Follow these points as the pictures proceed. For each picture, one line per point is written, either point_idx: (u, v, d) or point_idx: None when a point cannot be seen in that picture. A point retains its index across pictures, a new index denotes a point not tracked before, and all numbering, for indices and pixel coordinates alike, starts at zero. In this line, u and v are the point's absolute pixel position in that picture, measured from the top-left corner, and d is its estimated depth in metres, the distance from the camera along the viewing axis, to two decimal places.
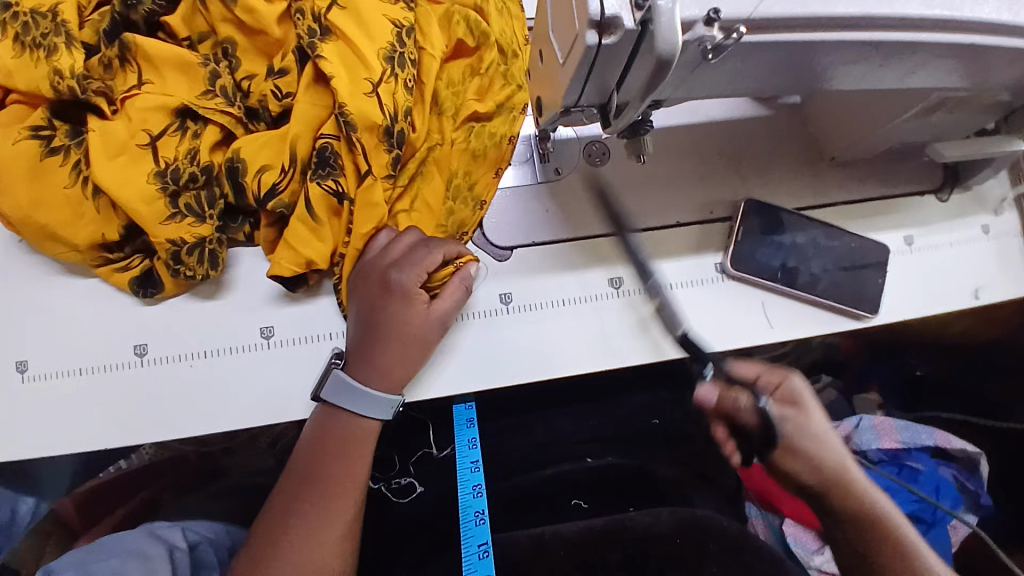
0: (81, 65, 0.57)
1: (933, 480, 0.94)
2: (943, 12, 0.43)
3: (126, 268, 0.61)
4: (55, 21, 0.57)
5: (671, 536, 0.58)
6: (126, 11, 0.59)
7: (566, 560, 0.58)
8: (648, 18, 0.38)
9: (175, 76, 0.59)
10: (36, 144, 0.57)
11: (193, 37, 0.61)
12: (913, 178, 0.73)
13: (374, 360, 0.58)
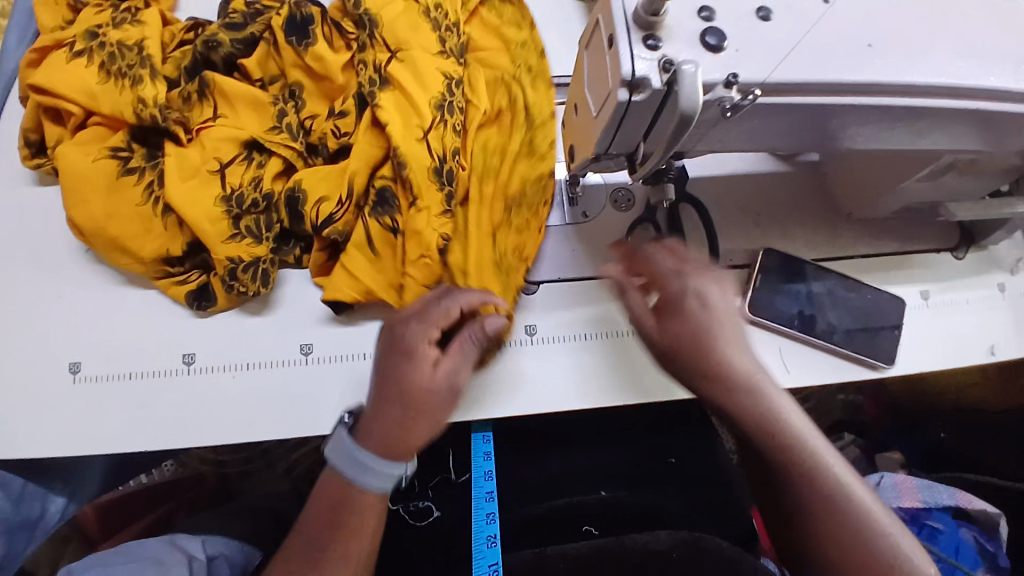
0: (162, 95, 0.65)
1: (953, 541, 0.93)
2: (947, 80, 0.47)
3: (184, 282, 0.66)
4: (141, 54, 0.66)
5: (668, 551, 0.61)
6: (207, 52, 0.67)
7: (566, 572, 0.61)
8: (673, 79, 0.42)
9: (250, 112, 0.67)
10: (115, 163, 0.64)
11: (265, 78, 0.68)
12: (928, 236, 0.76)
13: (379, 425, 0.53)
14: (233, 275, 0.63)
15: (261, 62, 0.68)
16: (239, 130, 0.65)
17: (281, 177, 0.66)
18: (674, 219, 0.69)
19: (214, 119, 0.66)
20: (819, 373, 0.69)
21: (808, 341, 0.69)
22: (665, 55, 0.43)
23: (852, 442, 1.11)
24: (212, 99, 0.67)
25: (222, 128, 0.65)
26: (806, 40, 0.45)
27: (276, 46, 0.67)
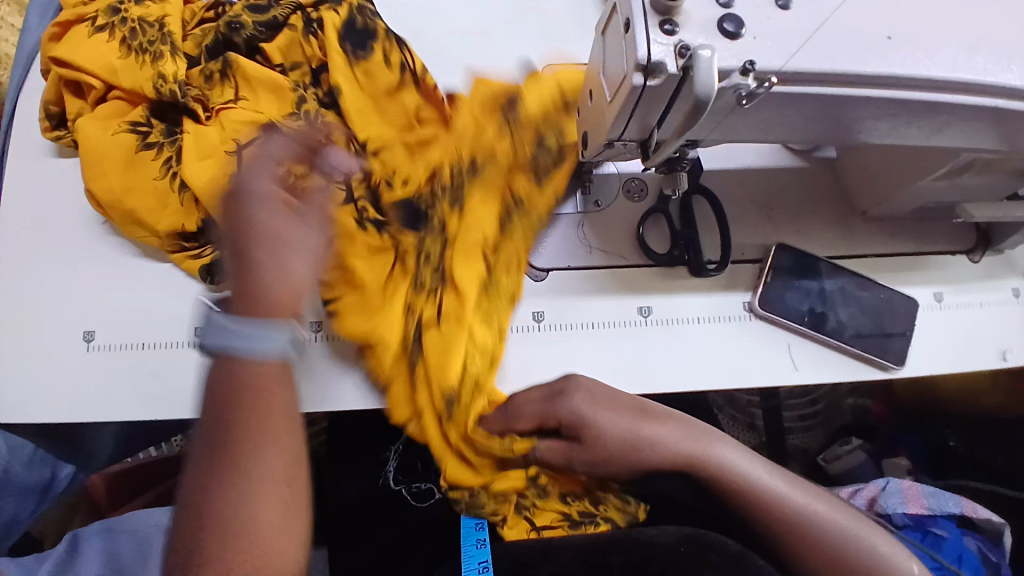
0: (183, 73, 0.66)
1: (956, 548, 0.92)
2: (966, 75, 0.47)
3: (198, 257, 0.67)
4: (162, 31, 0.67)
5: (675, 546, 0.60)
6: (230, 34, 0.68)
7: (571, 563, 0.60)
8: (689, 64, 0.42)
9: (268, 96, 0.67)
10: (134, 138, 0.66)
11: (285, 64, 0.68)
12: (944, 237, 0.75)
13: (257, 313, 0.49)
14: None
15: (285, 45, 0.68)
16: (257, 114, 0.66)
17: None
18: (686, 213, 0.70)
19: (234, 100, 0.66)
20: (827, 371, 0.69)
21: (818, 339, 0.69)
22: (681, 40, 0.43)
23: (859, 445, 1.10)
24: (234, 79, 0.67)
25: (243, 110, 0.65)
26: (824, 29, 0.45)
27: (307, 35, 0.67)
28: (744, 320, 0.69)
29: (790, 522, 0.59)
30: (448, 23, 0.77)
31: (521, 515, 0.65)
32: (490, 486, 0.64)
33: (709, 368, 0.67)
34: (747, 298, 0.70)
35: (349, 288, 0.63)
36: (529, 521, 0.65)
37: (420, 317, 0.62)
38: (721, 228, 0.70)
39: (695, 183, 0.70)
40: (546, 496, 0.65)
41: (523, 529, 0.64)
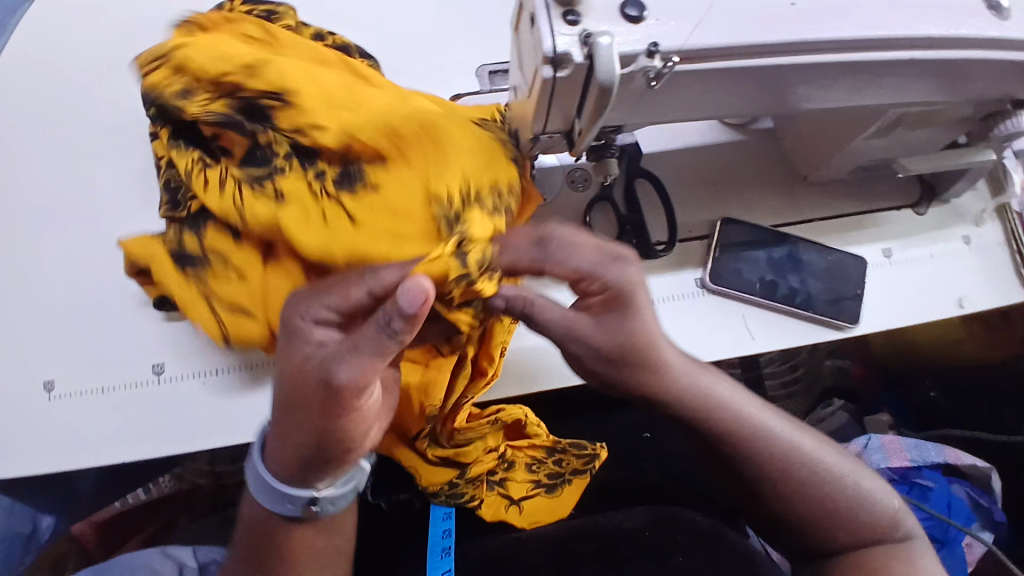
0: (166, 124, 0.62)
1: (944, 497, 0.93)
2: (879, 33, 0.47)
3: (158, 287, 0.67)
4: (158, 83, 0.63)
5: (642, 529, 0.63)
6: None
7: (545, 557, 0.62)
8: (593, 53, 0.43)
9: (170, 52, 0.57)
10: None
11: None
12: (888, 194, 0.76)
13: (291, 444, 0.50)
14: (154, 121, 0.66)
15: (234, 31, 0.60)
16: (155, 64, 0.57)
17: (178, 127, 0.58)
18: (631, 197, 0.71)
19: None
20: (784, 337, 0.70)
21: (773, 307, 0.70)
22: (584, 29, 0.44)
23: (842, 407, 1.10)
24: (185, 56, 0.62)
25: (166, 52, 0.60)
26: (725, 3, 0.46)
27: None
28: (697, 296, 0.70)
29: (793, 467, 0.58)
30: (378, 36, 0.78)
31: (493, 492, 0.65)
32: (467, 473, 0.63)
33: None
34: (698, 274, 0.71)
35: None
36: (504, 494, 0.65)
37: None
38: (666, 210, 0.70)
39: (634, 168, 0.71)
40: (504, 468, 0.66)
41: (496, 502, 0.65)
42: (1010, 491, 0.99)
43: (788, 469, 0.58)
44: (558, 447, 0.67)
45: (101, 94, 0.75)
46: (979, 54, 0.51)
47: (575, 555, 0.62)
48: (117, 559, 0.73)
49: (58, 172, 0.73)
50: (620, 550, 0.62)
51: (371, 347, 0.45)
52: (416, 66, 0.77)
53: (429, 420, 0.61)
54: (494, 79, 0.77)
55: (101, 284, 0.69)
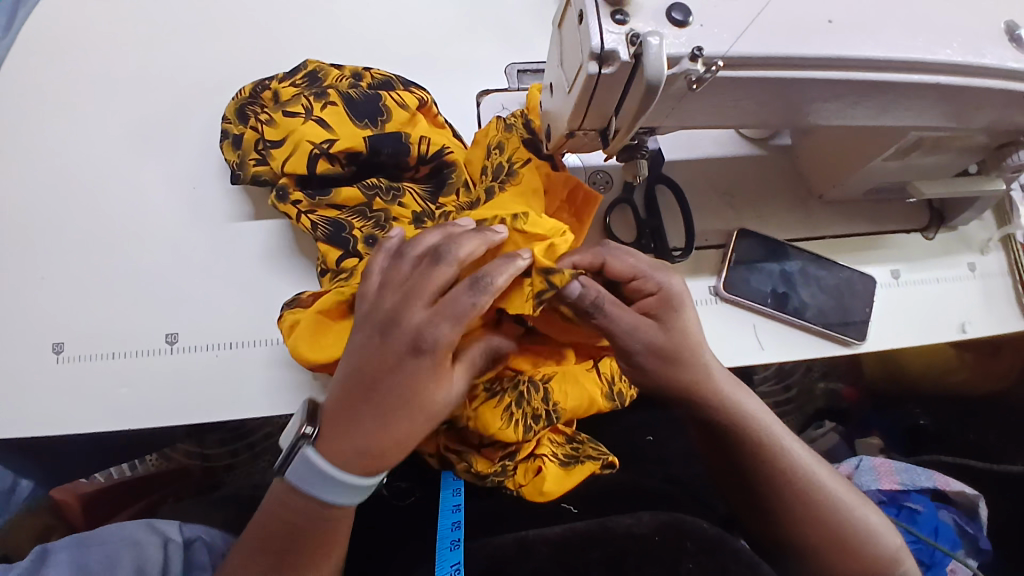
0: (285, 125, 0.62)
1: (931, 521, 0.94)
2: (910, 54, 0.49)
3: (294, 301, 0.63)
4: (294, 95, 0.64)
5: (650, 535, 0.64)
6: (350, 102, 0.64)
7: (549, 558, 0.62)
8: (640, 52, 0.44)
9: (346, 117, 0.63)
10: (250, 179, 0.65)
11: (393, 121, 0.64)
12: (898, 218, 0.78)
13: (350, 439, 0.50)
14: (277, 176, 0.64)
15: (381, 100, 0.64)
16: (328, 131, 0.62)
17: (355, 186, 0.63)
18: (650, 202, 0.72)
19: (307, 117, 0.62)
20: (793, 350, 0.71)
21: (782, 319, 0.71)
22: (632, 29, 0.45)
23: (833, 428, 1.11)
24: (329, 105, 0.63)
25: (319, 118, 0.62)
26: (766, 15, 0.47)
27: (404, 104, 0.65)
28: (710, 304, 0.71)
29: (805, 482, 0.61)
30: (410, 29, 0.79)
31: (529, 477, 0.62)
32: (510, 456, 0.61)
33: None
34: (712, 282, 0.72)
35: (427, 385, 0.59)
36: (532, 470, 0.61)
37: (506, 402, 0.59)
38: (684, 217, 0.72)
39: (655, 174, 0.72)
40: (531, 446, 0.62)
41: (523, 477, 0.62)
42: (996, 520, 1.00)
43: (801, 494, 0.61)
44: (577, 437, 0.66)
45: (131, 65, 0.75)
46: (1001, 84, 0.53)
47: (581, 559, 0.62)
48: (103, 532, 0.71)
49: (84, 140, 0.72)
50: (626, 557, 0.62)
51: (454, 311, 0.49)
52: (445, 61, 0.78)
53: (507, 420, 0.59)
54: (523, 77, 0.78)
55: (115, 251, 0.69)
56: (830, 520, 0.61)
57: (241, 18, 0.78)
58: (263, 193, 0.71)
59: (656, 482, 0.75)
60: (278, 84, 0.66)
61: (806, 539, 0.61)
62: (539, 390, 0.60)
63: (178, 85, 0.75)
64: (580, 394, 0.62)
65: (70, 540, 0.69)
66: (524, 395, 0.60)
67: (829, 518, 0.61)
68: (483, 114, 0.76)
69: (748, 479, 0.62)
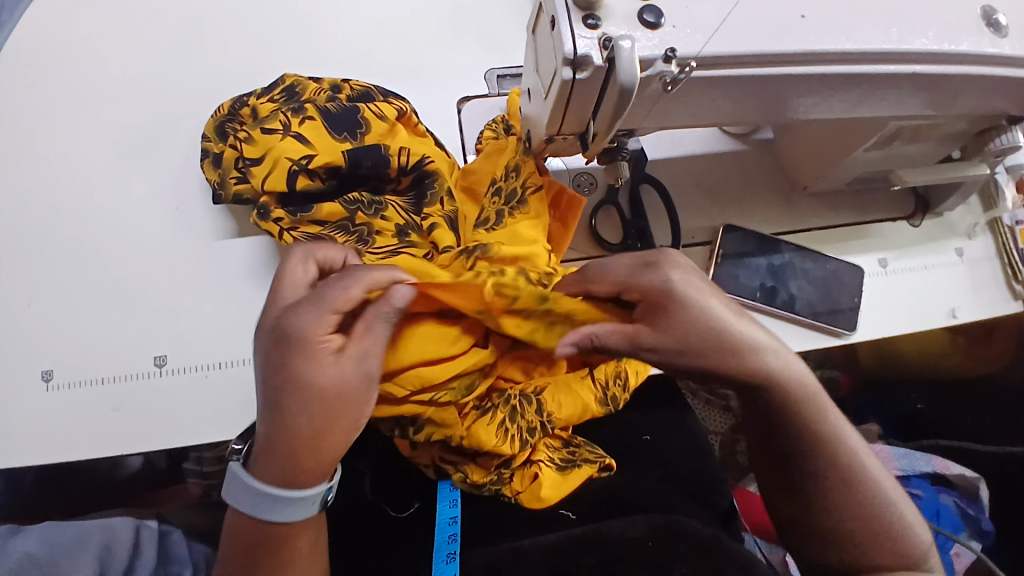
0: (264, 141, 0.62)
1: (932, 506, 0.95)
2: (883, 45, 0.49)
3: None
4: (274, 111, 0.63)
5: (644, 539, 0.63)
6: (329, 117, 0.63)
7: (543, 564, 0.61)
8: (613, 56, 0.44)
9: (324, 131, 0.62)
10: (231, 194, 0.64)
11: (374, 134, 0.64)
12: (884, 206, 0.78)
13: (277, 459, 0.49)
14: (258, 195, 0.63)
15: (360, 112, 0.64)
16: (307, 146, 0.62)
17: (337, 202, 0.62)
18: (635, 203, 0.72)
19: (285, 133, 0.62)
20: (783, 343, 0.71)
21: (772, 313, 0.71)
22: (605, 33, 0.45)
23: None
24: (308, 119, 0.63)
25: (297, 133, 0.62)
26: (738, 14, 0.47)
27: (385, 117, 0.65)
28: None
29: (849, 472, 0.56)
30: (389, 38, 0.79)
31: (525, 485, 0.62)
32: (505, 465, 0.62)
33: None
34: None
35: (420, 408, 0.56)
36: (528, 477, 0.62)
37: (497, 414, 0.59)
38: (670, 216, 0.72)
39: (639, 174, 0.72)
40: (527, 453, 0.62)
41: (519, 483, 0.62)
42: (997, 502, 1.00)
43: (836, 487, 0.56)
44: (573, 441, 0.66)
45: (108, 86, 0.75)
46: (977, 70, 0.53)
47: (575, 563, 0.61)
48: (77, 521, 0.75)
49: (62, 164, 0.72)
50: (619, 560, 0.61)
51: (314, 300, 0.49)
52: (425, 69, 0.78)
53: (502, 436, 0.58)
54: (502, 82, 0.78)
55: (99, 274, 0.69)
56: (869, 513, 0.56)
57: (217, 34, 0.78)
58: (247, 210, 0.71)
59: (654, 481, 0.75)
60: (256, 99, 0.66)
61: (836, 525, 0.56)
62: (532, 402, 0.61)
63: (157, 104, 0.75)
64: (573, 402, 0.62)
65: (43, 524, 0.74)
66: (518, 408, 0.60)
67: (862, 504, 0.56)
68: (465, 121, 0.76)
69: (787, 457, 0.57)
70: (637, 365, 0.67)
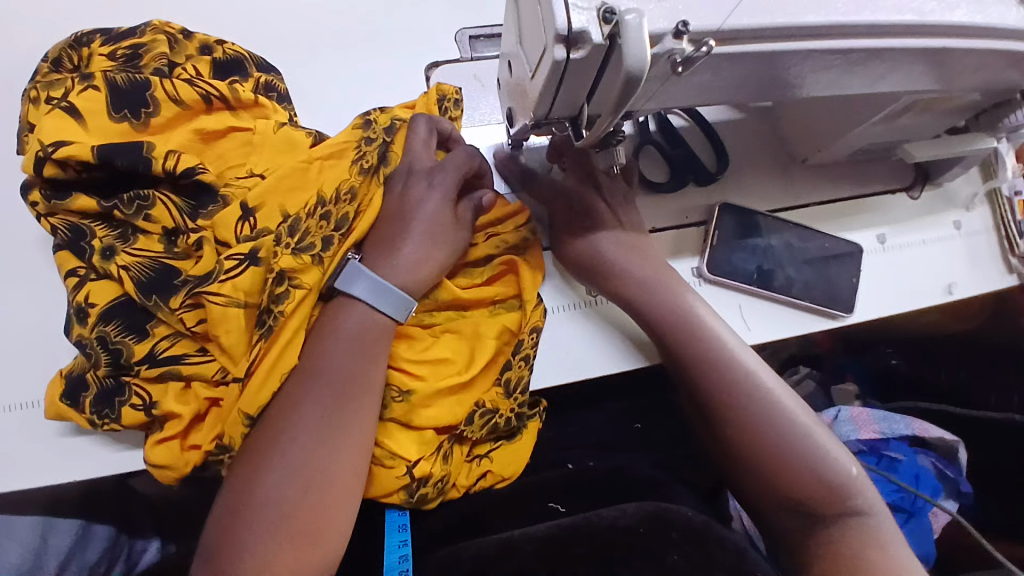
0: (73, 147, 0.52)
1: (912, 469, 0.94)
2: (914, 17, 0.43)
3: (142, 409, 0.53)
4: (64, 94, 0.54)
5: (635, 527, 0.59)
6: (143, 88, 0.54)
7: (535, 557, 0.57)
8: (615, 32, 0.37)
9: (140, 115, 0.54)
10: (61, 230, 0.55)
11: (157, 114, 0.55)
12: (883, 178, 0.74)
13: None
14: (100, 232, 0.54)
15: (152, 84, 0.54)
16: (136, 134, 0.55)
17: (183, 222, 0.54)
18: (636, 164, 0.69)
19: (85, 119, 0.53)
20: (780, 329, 0.68)
21: (768, 297, 0.68)
22: (605, 3, 0.38)
23: (808, 374, 1.10)
24: (90, 88, 0.54)
25: (182, 135, 0.55)
26: None
27: (181, 89, 0.55)
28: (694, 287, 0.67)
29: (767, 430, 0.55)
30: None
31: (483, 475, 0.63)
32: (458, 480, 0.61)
33: (632, 346, 0.65)
34: (694, 263, 0.68)
35: (420, 481, 0.56)
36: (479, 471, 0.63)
37: (446, 479, 0.59)
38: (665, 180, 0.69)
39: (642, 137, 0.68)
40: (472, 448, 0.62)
41: (468, 480, 0.62)
42: (973, 463, 1.01)
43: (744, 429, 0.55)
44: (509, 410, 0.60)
45: (24, 68, 0.67)
46: (1009, 44, 0.47)
47: (567, 554, 0.57)
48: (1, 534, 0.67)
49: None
50: (613, 552, 0.57)
51: None
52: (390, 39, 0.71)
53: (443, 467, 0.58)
54: (475, 44, 0.72)
55: (38, 279, 0.62)
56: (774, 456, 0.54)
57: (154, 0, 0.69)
58: None
59: (643, 468, 0.73)
60: (97, 48, 0.58)
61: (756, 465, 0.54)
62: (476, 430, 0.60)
63: None
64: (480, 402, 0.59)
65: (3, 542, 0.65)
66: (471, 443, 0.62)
67: (771, 434, 0.54)
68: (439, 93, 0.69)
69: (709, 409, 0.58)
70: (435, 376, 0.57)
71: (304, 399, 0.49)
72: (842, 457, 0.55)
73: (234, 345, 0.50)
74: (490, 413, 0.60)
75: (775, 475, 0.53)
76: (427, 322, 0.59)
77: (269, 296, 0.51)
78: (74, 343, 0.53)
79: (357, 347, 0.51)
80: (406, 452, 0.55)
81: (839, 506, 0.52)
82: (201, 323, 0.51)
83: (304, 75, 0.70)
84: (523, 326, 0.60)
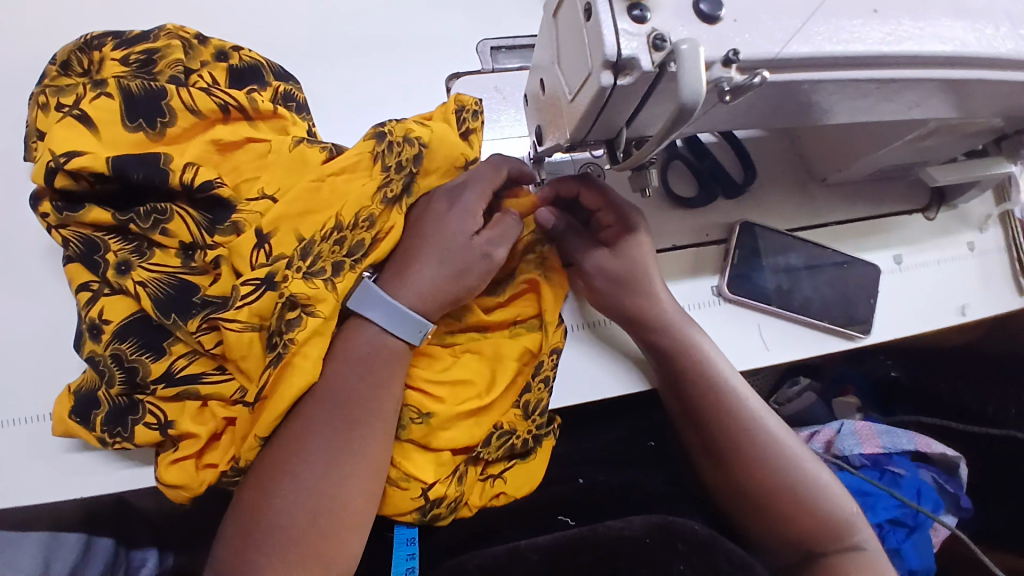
0: (87, 158, 0.50)
1: (913, 484, 0.92)
2: (956, 48, 0.42)
3: (156, 430, 0.51)
4: (76, 101, 0.52)
5: (641, 536, 0.57)
6: (159, 96, 0.52)
7: (542, 564, 0.56)
8: (667, 60, 0.36)
9: (155, 123, 0.52)
10: (73, 241, 0.53)
11: (172, 123, 0.53)
12: (899, 197, 0.74)
13: None
14: (115, 246, 0.52)
15: (168, 92, 0.52)
16: (151, 143, 0.53)
17: (199, 237, 0.52)
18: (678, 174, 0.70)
19: (99, 126, 0.51)
20: (799, 347, 0.67)
21: (787, 316, 0.67)
22: (654, 29, 0.37)
23: (809, 386, 1.09)
24: (103, 96, 0.52)
25: (198, 145, 0.53)
26: (809, 20, 0.39)
27: (195, 98, 0.53)
28: (714, 305, 0.67)
29: (786, 471, 0.58)
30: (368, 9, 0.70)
31: (499, 498, 0.61)
32: (473, 501, 0.60)
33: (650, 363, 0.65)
34: (714, 281, 0.68)
35: (430, 503, 0.55)
36: (492, 494, 0.61)
37: (458, 501, 0.57)
38: (703, 189, 0.69)
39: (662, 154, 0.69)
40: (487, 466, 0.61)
41: (482, 499, 0.60)
42: (975, 478, 1.02)
43: (770, 472, 0.57)
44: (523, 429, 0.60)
45: (34, 72, 0.65)
46: None
47: (573, 563, 0.56)
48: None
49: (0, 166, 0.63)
50: (619, 560, 0.56)
51: None
52: (410, 52, 0.71)
53: (460, 486, 0.57)
54: (497, 55, 0.73)
55: (47, 289, 0.61)
56: (798, 499, 0.57)
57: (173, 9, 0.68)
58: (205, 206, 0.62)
59: (655, 484, 0.73)
60: (108, 52, 0.55)
61: (779, 507, 0.57)
62: (492, 449, 0.59)
63: None
64: (498, 421, 0.59)
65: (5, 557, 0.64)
66: (485, 462, 0.60)
67: (782, 478, 0.57)
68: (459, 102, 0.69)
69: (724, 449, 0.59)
70: (456, 396, 0.56)
71: (320, 426, 0.48)
72: (842, 493, 0.59)
73: (252, 366, 0.50)
74: (503, 432, 0.59)
75: (790, 513, 0.57)
76: (445, 339, 0.59)
77: (280, 321, 0.49)
78: (85, 358, 0.52)
79: (379, 376, 0.50)
80: (422, 475, 0.54)
81: (846, 541, 0.57)
82: (220, 345, 0.51)
83: (320, 83, 0.69)
84: (543, 347, 0.60)
